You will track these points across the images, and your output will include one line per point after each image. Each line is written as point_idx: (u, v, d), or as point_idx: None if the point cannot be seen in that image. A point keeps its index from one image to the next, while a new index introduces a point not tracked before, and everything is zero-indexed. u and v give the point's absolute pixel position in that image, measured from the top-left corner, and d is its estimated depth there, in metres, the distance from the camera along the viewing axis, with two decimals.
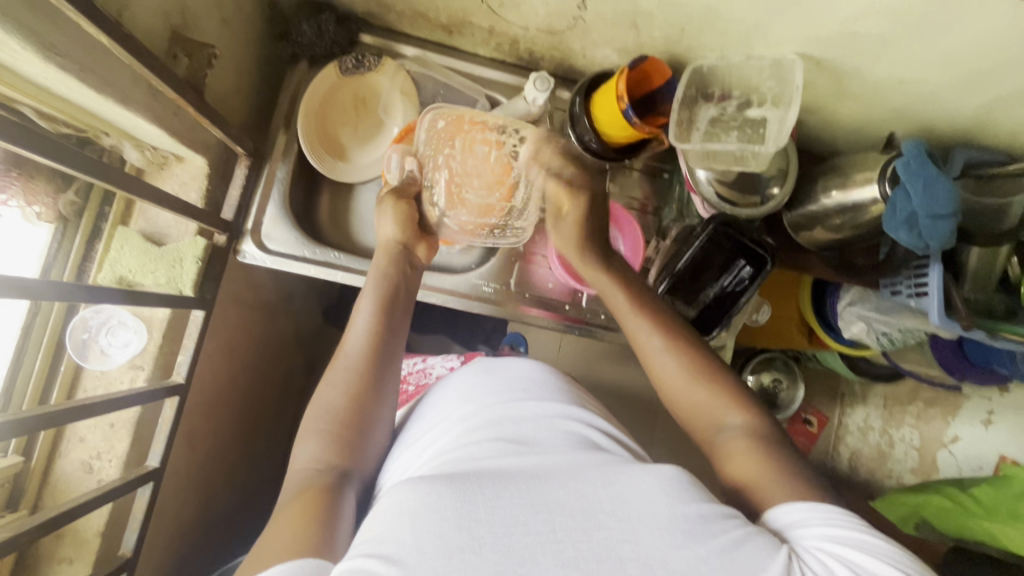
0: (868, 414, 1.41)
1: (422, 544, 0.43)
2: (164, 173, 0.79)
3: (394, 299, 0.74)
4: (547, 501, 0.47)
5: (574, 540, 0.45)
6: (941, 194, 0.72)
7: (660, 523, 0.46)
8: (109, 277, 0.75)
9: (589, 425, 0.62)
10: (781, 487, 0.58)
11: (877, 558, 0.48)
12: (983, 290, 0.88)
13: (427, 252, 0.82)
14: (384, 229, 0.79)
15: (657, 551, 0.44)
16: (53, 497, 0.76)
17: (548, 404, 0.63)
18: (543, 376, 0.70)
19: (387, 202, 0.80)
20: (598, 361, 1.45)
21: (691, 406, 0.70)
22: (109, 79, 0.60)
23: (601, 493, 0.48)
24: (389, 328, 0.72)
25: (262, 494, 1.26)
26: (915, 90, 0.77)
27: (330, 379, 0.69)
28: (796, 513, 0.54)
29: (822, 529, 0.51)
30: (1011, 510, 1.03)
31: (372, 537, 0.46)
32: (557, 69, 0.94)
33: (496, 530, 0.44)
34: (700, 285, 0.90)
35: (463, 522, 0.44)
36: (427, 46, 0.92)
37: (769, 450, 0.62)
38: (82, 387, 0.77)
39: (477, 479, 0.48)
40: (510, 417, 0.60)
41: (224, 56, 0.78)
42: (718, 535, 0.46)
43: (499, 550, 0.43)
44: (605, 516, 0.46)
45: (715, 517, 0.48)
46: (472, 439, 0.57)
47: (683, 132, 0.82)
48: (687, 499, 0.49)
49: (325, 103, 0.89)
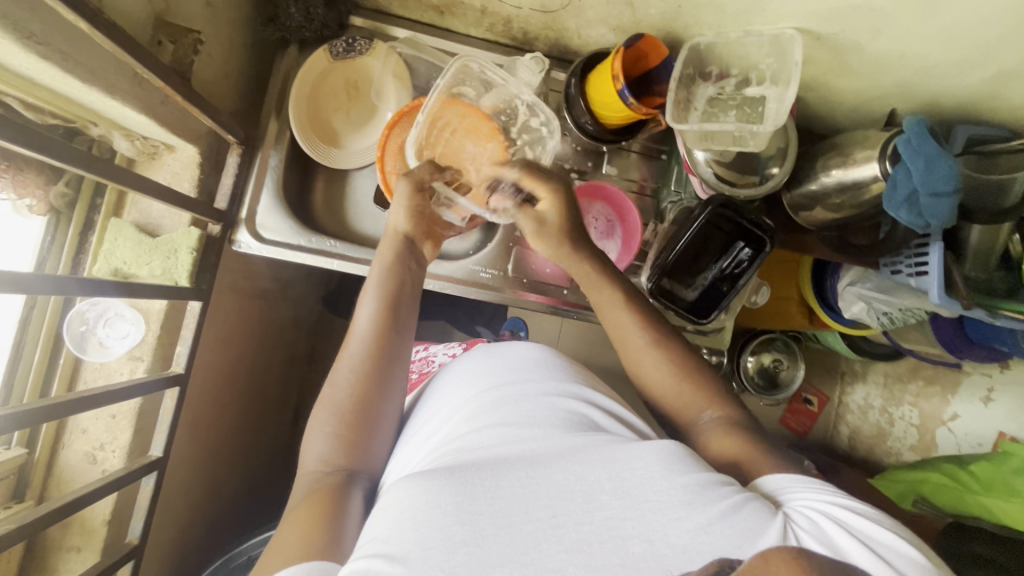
0: (867, 391, 1.45)
1: (424, 540, 0.43)
2: (156, 163, 0.78)
3: (400, 296, 0.73)
4: (548, 487, 0.47)
5: (576, 523, 0.45)
6: (943, 171, 0.71)
7: (659, 497, 0.47)
8: (104, 269, 0.75)
9: (590, 403, 0.61)
10: (761, 462, 0.60)
11: (859, 513, 0.49)
12: (984, 268, 0.86)
13: (432, 252, 0.81)
14: (393, 219, 0.77)
15: (657, 525, 0.45)
16: (58, 488, 0.77)
17: (543, 383, 0.63)
18: (540, 354, 0.70)
19: (402, 189, 0.76)
20: (597, 345, 1.45)
21: (667, 396, 0.71)
22: (92, 68, 0.60)
23: (601, 472, 0.48)
24: (395, 328, 0.71)
25: (269, 479, 1.28)
26: (917, 64, 0.76)
27: (334, 381, 0.68)
28: (781, 482, 0.55)
29: (811, 492, 0.52)
30: (1005, 484, 1.04)
31: (376, 537, 0.45)
32: (552, 49, 0.92)
33: (498, 521, 0.45)
34: (698, 267, 0.91)
35: (465, 516, 0.44)
36: (419, 28, 0.90)
37: (745, 437, 0.64)
38: (82, 379, 0.77)
39: (476, 469, 0.48)
40: (506, 398, 0.60)
41: (210, 41, 0.77)
42: (716, 503, 0.47)
43: (502, 540, 0.44)
44: (605, 496, 0.47)
45: (713, 485, 0.48)
46: (471, 426, 0.57)
47: (680, 112, 0.80)
48: (684, 471, 0.49)
49: (316, 88, 0.87)
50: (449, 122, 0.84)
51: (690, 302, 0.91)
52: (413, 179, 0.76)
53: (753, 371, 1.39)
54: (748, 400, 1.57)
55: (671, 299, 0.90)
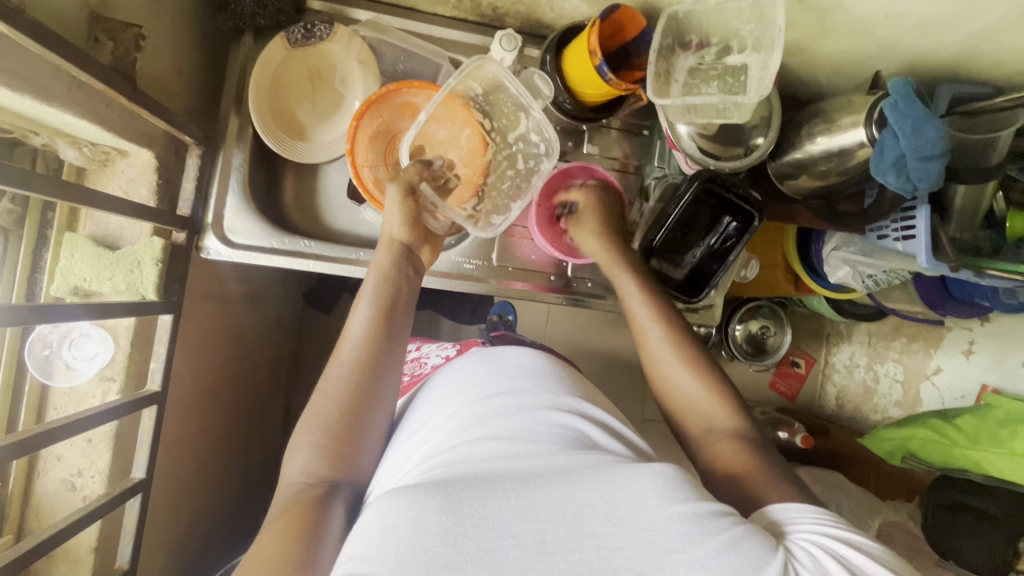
0: (853, 350, 1.48)
1: (404, 560, 0.41)
2: (108, 171, 0.73)
3: (395, 305, 0.70)
4: (538, 510, 0.45)
5: (566, 551, 0.43)
6: (930, 135, 0.70)
7: (655, 526, 0.44)
8: (63, 288, 0.71)
9: (585, 418, 0.60)
10: (768, 485, 0.59)
11: (873, 558, 0.47)
12: (969, 228, 0.86)
13: (431, 256, 0.79)
14: (388, 224, 0.74)
15: (650, 558, 0.42)
16: (38, 520, 0.73)
17: (538, 397, 0.61)
18: (536, 364, 0.69)
19: (392, 193, 0.73)
20: (586, 324, 1.44)
21: (686, 402, 0.71)
22: (21, 73, 0.55)
23: (594, 496, 0.46)
24: (390, 336, 0.68)
25: (262, 483, 1.26)
26: (901, 23, 0.73)
27: (323, 389, 0.65)
28: (789, 511, 0.54)
29: (816, 527, 0.51)
30: (992, 436, 1.03)
31: (356, 555, 0.43)
32: (524, 25, 0.87)
33: (483, 545, 0.42)
34: (686, 246, 0.90)
35: (450, 537, 0.42)
36: (382, 10, 0.85)
37: (759, 452, 0.64)
38: (52, 406, 0.74)
39: (464, 488, 0.46)
40: (499, 412, 0.58)
41: (156, 35, 0.71)
42: (715, 535, 0.44)
43: (486, 565, 0.41)
44: (597, 522, 0.44)
45: (713, 517, 0.46)
46: (462, 439, 0.55)
47: (660, 85, 0.77)
48: (681, 498, 0.47)
49: (276, 80, 0.82)
50: (444, 117, 0.78)
51: (680, 281, 0.90)
52: (401, 182, 0.73)
53: (741, 340, 1.39)
54: (738, 369, 1.59)
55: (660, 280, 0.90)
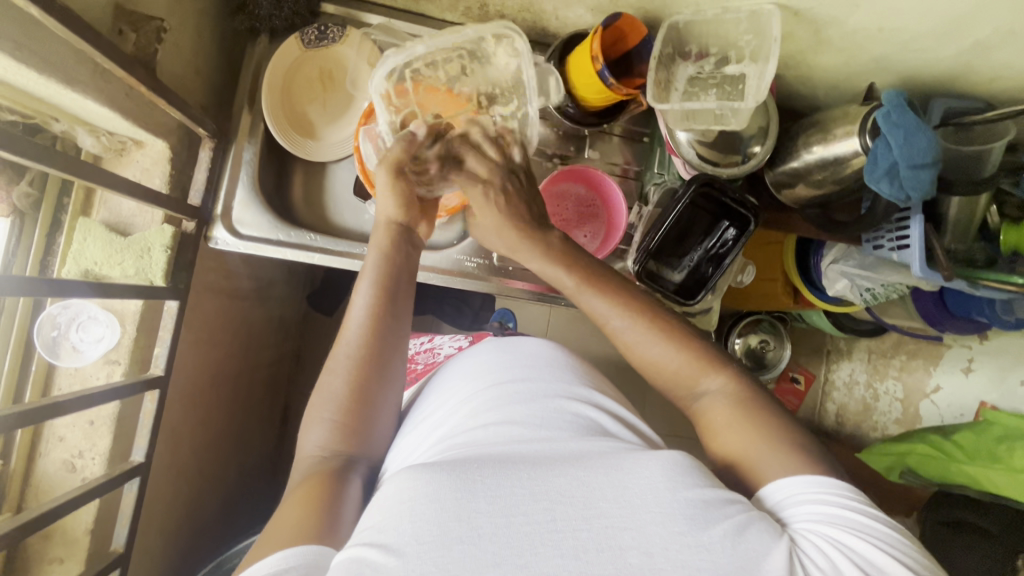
0: (852, 368, 1.42)
1: (420, 533, 0.42)
2: (124, 159, 0.76)
3: (397, 282, 0.71)
4: (548, 490, 0.45)
5: (574, 528, 0.43)
6: (920, 144, 0.72)
7: (661, 508, 0.44)
8: (74, 270, 0.73)
9: (597, 409, 0.60)
10: (770, 461, 0.56)
11: (883, 546, 0.46)
12: (964, 239, 0.87)
13: (426, 229, 0.78)
14: (382, 207, 0.73)
15: (657, 539, 0.42)
16: (36, 499, 0.74)
17: (550, 389, 0.62)
18: (549, 356, 0.70)
19: (383, 178, 0.72)
20: (587, 334, 1.45)
21: (666, 371, 0.68)
22: (48, 58, 0.58)
23: (603, 479, 0.46)
24: (393, 313, 0.69)
25: (256, 482, 1.25)
26: (895, 37, 0.76)
27: (332, 370, 0.66)
28: (793, 489, 0.52)
29: (824, 506, 0.49)
30: (990, 452, 1.03)
31: (372, 526, 0.45)
32: (529, 33, 0.90)
33: (496, 521, 0.43)
34: (683, 249, 0.91)
35: (462, 512, 0.43)
36: (393, 15, 0.88)
37: (751, 408, 0.61)
38: (57, 385, 0.75)
39: (478, 467, 0.47)
40: (513, 400, 0.59)
41: (177, 30, 0.74)
42: (721, 521, 0.44)
43: (497, 540, 0.42)
44: (605, 503, 0.44)
45: (719, 503, 0.45)
46: (476, 425, 0.56)
47: (660, 93, 0.80)
48: (689, 484, 0.46)
49: (290, 79, 0.85)
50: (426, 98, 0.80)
51: (676, 284, 0.91)
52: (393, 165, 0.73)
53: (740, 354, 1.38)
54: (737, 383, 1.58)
55: (658, 281, 0.90)
